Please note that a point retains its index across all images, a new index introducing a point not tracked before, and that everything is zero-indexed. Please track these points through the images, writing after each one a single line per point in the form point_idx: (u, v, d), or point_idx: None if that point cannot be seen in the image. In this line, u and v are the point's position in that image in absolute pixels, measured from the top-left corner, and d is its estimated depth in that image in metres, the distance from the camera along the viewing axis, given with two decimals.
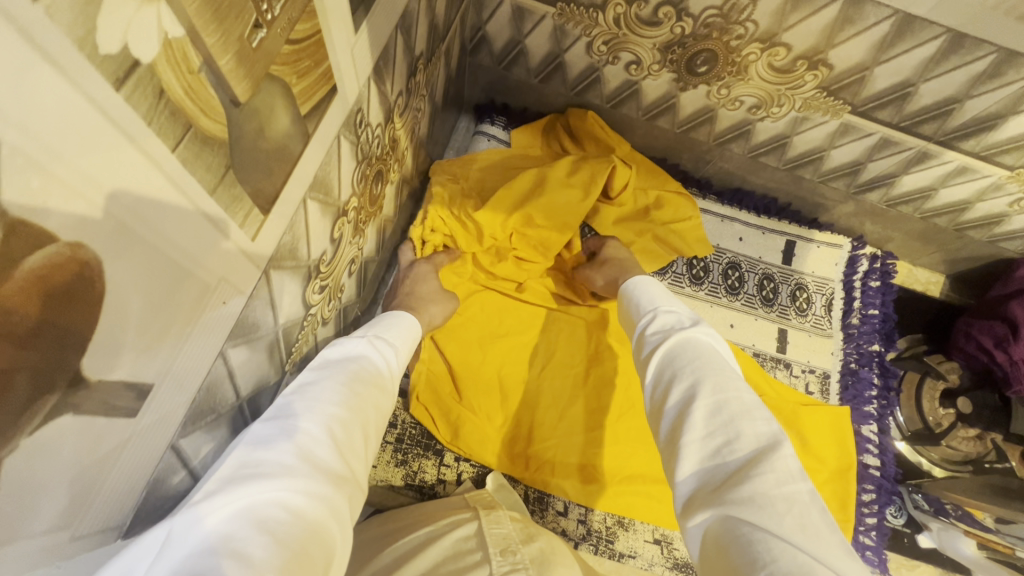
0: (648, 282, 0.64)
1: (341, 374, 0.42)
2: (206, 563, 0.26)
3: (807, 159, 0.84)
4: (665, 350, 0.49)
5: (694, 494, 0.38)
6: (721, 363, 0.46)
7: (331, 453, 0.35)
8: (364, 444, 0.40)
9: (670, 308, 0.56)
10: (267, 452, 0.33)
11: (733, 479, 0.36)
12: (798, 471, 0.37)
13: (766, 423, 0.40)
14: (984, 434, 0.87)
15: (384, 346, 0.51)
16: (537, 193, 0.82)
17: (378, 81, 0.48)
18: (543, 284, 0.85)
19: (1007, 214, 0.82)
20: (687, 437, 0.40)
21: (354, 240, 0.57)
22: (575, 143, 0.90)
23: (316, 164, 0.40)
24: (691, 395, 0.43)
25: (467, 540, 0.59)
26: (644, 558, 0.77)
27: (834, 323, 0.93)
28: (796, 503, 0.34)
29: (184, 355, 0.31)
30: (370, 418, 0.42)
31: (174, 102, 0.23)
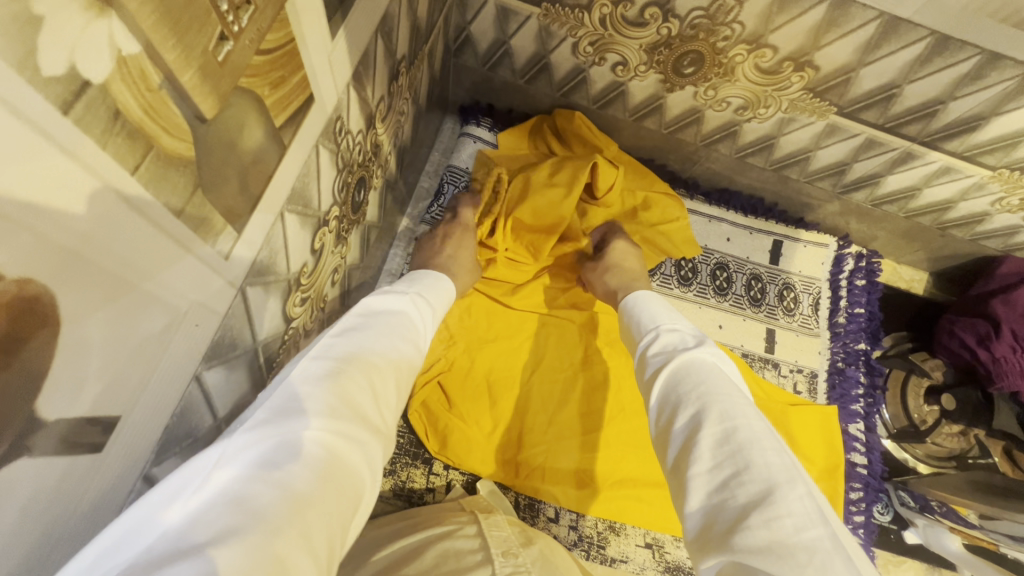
0: (649, 299, 0.64)
1: (379, 329, 0.42)
2: (253, 488, 0.26)
3: (794, 160, 0.84)
4: (671, 371, 0.50)
5: (703, 529, 0.37)
6: (730, 390, 0.46)
7: (370, 400, 0.35)
8: (396, 401, 0.40)
9: (672, 326, 0.57)
10: (312, 388, 0.33)
11: (744, 515, 0.36)
12: (818, 514, 0.36)
13: (777, 454, 0.40)
14: (967, 430, 0.88)
15: (426, 309, 0.52)
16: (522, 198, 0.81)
17: (358, 87, 0.46)
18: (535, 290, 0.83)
19: (989, 213, 0.83)
20: (694, 469, 0.41)
21: (337, 249, 0.56)
22: (563, 145, 0.89)
23: (294, 176, 0.39)
24: (698, 422, 0.43)
25: (470, 540, 0.59)
26: (636, 562, 0.76)
27: (821, 321, 0.93)
28: (818, 552, 0.33)
29: (155, 383, 0.29)
30: (404, 375, 0.42)
31: (133, 123, 0.21)
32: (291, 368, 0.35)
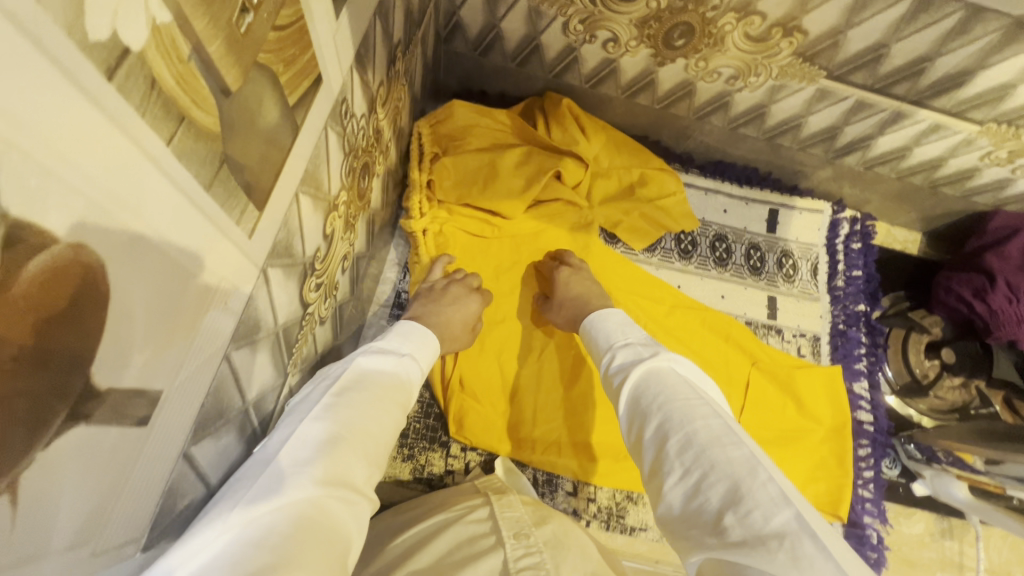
0: (607, 315, 0.66)
1: (373, 387, 0.47)
2: (247, 555, 0.30)
3: (785, 128, 0.86)
4: (633, 384, 0.51)
5: (684, 531, 0.40)
6: (687, 391, 0.48)
7: (357, 462, 0.40)
8: (384, 455, 0.44)
9: (625, 342, 0.59)
10: (306, 453, 0.38)
11: (717, 517, 0.38)
12: (780, 495, 0.38)
13: (735, 446, 0.42)
14: (968, 381, 0.91)
15: (415, 364, 0.56)
16: (487, 183, 0.84)
17: (360, 70, 0.47)
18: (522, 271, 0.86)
19: (979, 168, 0.85)
20: (666, 481, 0.42)
21: (346, 235, 0.56)
22: (543, 120, 0.88)
23: (307, 157, 0.39)
24: (662, 432, 0.45)
25: (480, 524, 0.59)
26: (656, 530, 0.78)
27: (820, 286, 0.95)
28: (787, 536, 0.35)
29: (191, 360, 0.30)
30: (394, 434, 0.47)
31: (167, 93, 0.22)
32: (291, 430, 0.40)
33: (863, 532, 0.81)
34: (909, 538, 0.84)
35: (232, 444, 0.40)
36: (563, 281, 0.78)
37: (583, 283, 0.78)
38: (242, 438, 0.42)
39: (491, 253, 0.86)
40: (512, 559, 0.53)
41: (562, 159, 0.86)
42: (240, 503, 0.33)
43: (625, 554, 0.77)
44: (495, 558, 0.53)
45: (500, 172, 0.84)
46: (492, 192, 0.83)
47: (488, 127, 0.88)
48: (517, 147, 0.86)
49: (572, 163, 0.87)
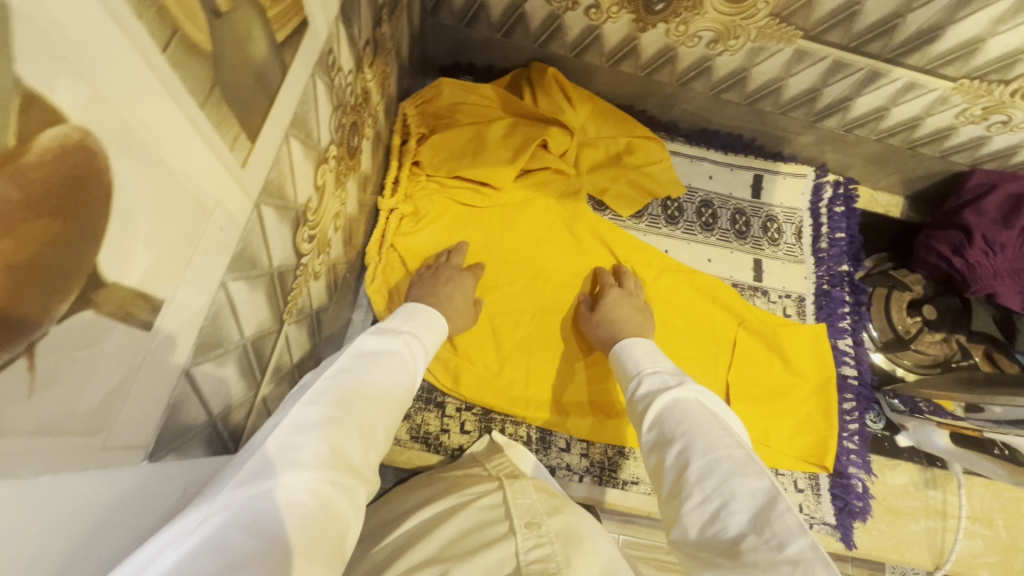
0: (636, 342, 0.69)
1: (370, 374, 0.49)
2: (246, 533, 0.32)
3: (766, 92, 0.88)
4: (656, 411, 0.54)
5: (698, 555, 0.42)
6: (710, 421, 0.50)
7: (355, 448, 0.42)
8: (381, 441, 0.47)
9: (653, 369, 0.62)
10: (305, 435, 0.39)
11: (734, 547, 0.40)
12: (798, 526, 0.39)
13: (756, 479, 0.43)
14: (949, 336, 0.93)
15: (417, 348, 0.60)
16: (475, 154, 0.85)
17: (346, 24, 0.49)
18: (512, 239, 0.88)
19: (955, 126, 0.87)
20: (685, 506, 0.44)
21: (337, 192, 0.58)
22: (530, 93, 0.90)
23: (295, 100, 0.41)
24: (684, 458, 0.47)
25: (493, 510, 0.58)
26: (646, 483, 0.80)
27: (805, 248, 0.97)
28: (801, 563, 0.36)
29: (189, 278, 0.32)
30: (389, 418, 0.49)
31: (160, 1, 0.24)
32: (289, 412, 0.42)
33: (848, 481, 0.84)
34: (893, 488, 0.87)
35: (232, 377, 0.42)
36: (610, 302, 0.79)
37: (629, 310, 0.79)
38: (241, 374, 0.44)
39: (480, 221, 0.87)
40: (523, 551, 0.51)
41: (547, 128, 0.87)
42: (238, 482, 0.35)
43: (617, 507, 0.79)
44: (506, 547, 0.52)
45: (487, 145, 0.85)
46: (479, 161, 0.84)
47: (475, 99, 0.89)
48: (503, 120, 0.88)
49: (558, 132, 0.88)
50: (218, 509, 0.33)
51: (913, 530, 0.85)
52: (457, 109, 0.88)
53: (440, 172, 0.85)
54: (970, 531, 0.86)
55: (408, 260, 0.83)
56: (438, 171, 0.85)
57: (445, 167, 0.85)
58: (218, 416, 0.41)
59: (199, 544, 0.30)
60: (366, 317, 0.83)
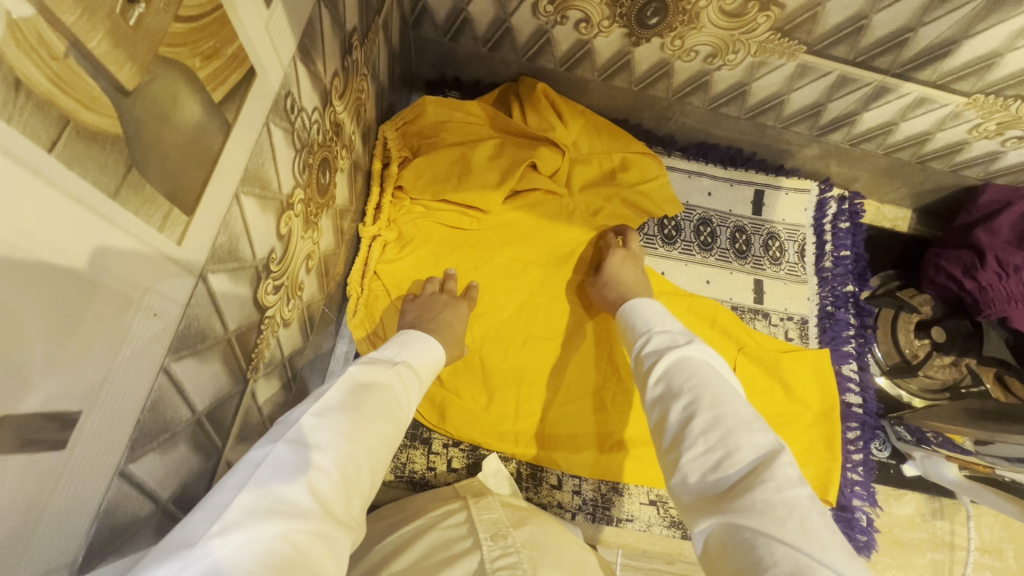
0: (644, 302, 0.64)
1: (367, 405, 0.44)
2: None
3: (768, 106, 0.83)
4: (665, 368, 0.50)
5: (697, 502, 0.39)
6: (719, 380, 0.47)
7: (340, 493, 0.38)
8: (371, 482, 0.42)
9: (663, 328, 0.57)
10: (288, 479, 0.35)
11: (735, 490, 0.38)
12: (797, 475, 0.37)
13: (763, 433, 0.41)
14: (959, 360, 0.89)
15: (411, 376, 0.54)
16: (459, 177, 0.80)
17: (306, 61, 0.45)
18: (501, 264, 0.84)
19: (968, 141, 0.82)
20: (686, 455, 0.42)
21: (307, 234, 0.55)
22: (518, 108, 0.86)
23: (246, 154, 0.37)
24: (689, 412, 0.44)
25: (456, 528, 0.55)
26: (642, 520, 0.77)
27: (808, 267, 0.93)
28: (796, 507, 0.35)
29: (116, 374, 0.28)
30: (383, 454, 0.44)
31: (39, 95, 0.20)
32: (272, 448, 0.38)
33: (852, 516, 0.80)
34: (899, 519, 0.84)
35: (184, 456, 0.39)
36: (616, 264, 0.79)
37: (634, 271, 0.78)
38: (196, 448, 0.40)
39: (468, 246, 0.84)
40: (489, 560, 0.49)
41: (536, 148, 0.82)
42: (206, 535, 0.31)
43: (611, 544, 0.77)
44: (469, 561, 0.49)
45: (473, 166, 0.80)
46: (464, 184, 0.80)
47: (460, 117, 0.84)
48: (490, 140, 0.83)
49: (548, 151, 0.83)
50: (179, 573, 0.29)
51: (920, 563, 0.82)
52: (441, 128, 0.83)
53: (423, 196, 0.81)
54: (980, 563, 0.83)
55: (391, 291, 0.79)
56: (421, 195, 0.81)
57: (429, 191, 0.81)
58: (169, 500, 0.38)
59: None
60: (349, 349, 0.80)
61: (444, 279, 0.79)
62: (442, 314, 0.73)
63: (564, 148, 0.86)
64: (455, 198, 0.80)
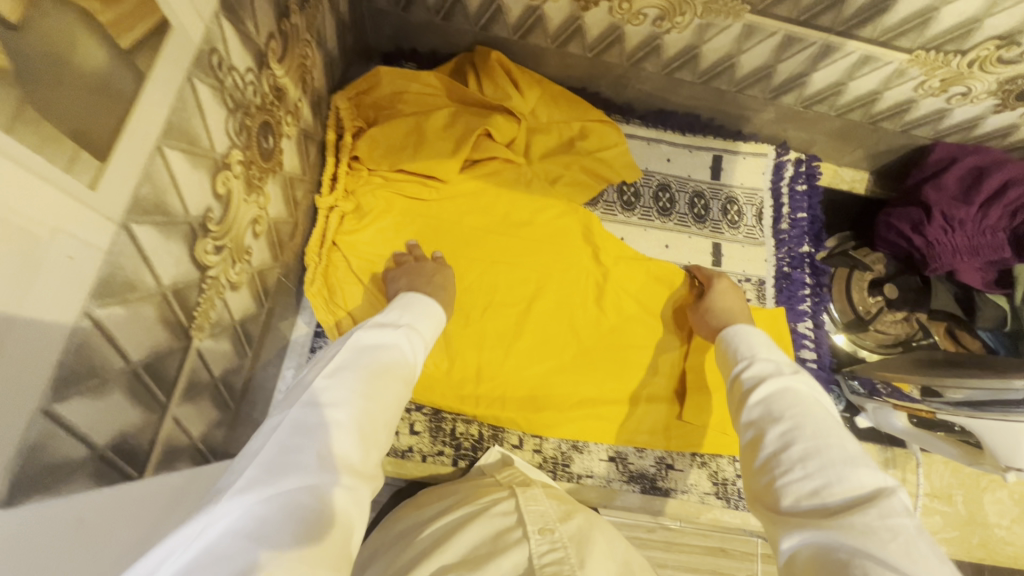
0: (748, 330, 0.70)
1: (372, 368, 0.49)
2: (245, 538, 0.31)
3: (719, 69, 0.84)
4: (773, 394, 0.56)
5: (787, 521, 0.44)
6: (826, 414, 0.52)
7: (360, 446, 0.42)
8: (386, 435, 0.46)
9: (768, 356, 0.63)
10: (309, 434, 0.39)
11: (835, 513, 0.42)
12: (905, 508, 0.41)
13: (869, 470, 0.44)
14: (911, 315, 0.92)
15: (416, 339, 0.58)
16: (413, 146, 0.81)
17: (233, 19, 0.45)
18: (461, 234, 0.86)
19: (914, 99, 0.84)
20: (784, 477, 0.46)
21: (250, 198, 0.55)
22: (475, 78, 0.86)
23: (165, 109, 0.38)
24: (787, 439, 0.49)
25: (506, 518, 0.57)
26: (601, 476, 0.80)
27: (765, 230, 0.95)
28: (899, 534, 0.38)
29: (28, 313, 0.29)
30: (395, 412, 0.49)
31: None
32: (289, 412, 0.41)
33: None
34: None
35: (120, 405, 0.40)
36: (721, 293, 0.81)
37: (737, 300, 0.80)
38: (134, 399, 0.42)
39: (427, 216, 0.85)
40: (536, 555, 0.50)
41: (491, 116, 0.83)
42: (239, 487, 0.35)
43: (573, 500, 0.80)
44: (518, 553, 0.50)
45: (428, 136, 0.81)
46: (418, 153, 0.80)
47: (415, 88, 0.84)
48: (443, 109, 0.83)
49: (503, 119, 0.84)
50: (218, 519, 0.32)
51: None
52: (396, 99, 0.84)
53: (380, 167, 0.81)
54: (929, 508, 0.88)
55: (351, 261, 0.80)
56: (376, 166, 0.81)
57: (385, 161, 0.81)
58: (106, 446, 0.39)
59: (199, 553, 0.30)
60: (312, 320, 0.81)
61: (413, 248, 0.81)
62: (435, 277, 0.76)
63: (521, 117, 0.87)
64: (412, 168, 0.81)
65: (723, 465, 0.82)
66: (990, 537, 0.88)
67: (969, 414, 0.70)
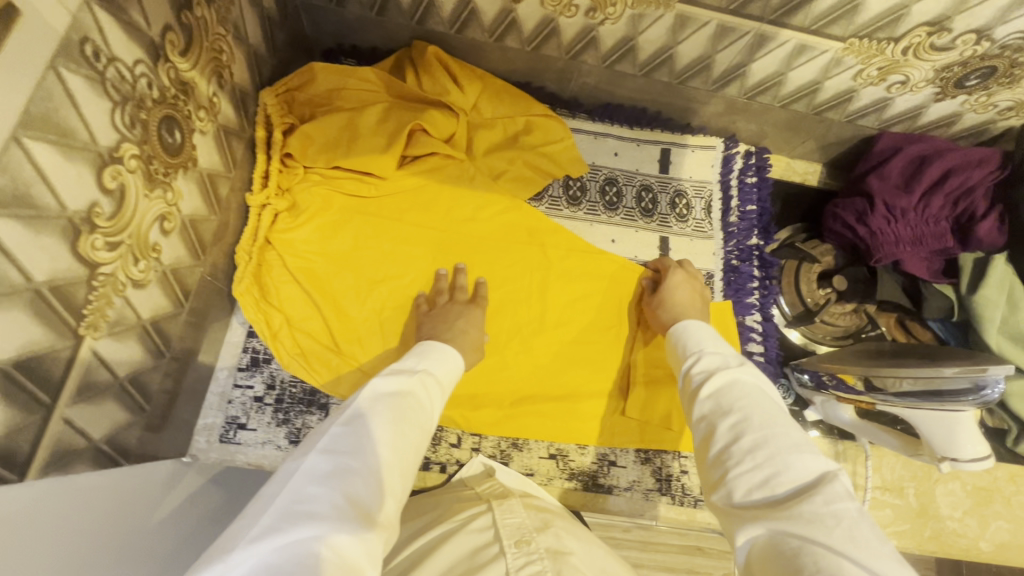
0: (697, 325, 0.70)
1: (387, 417, 0.54)
2: None
3: (658, 61, 0.83)
4: (719, 386, 0.56)
5: (739, 514, 0.44)
6: (770, 404, 0.52)
7: (372, 495, 0.46)
8: (401, 483, 0.50)
9: (714, 349, 0.63)
10: (324, 482, 0.45)
11: (784, 502, 0.43)
12: (847, 492, 0.42)
13: (813, 457, 0.45)
14: (860, 307, 0.91)
15: (432, 384, 0.62)
16: (347, 143, 0.80)
17: (111, 8, 0.44)
18: (400, 230, 0.84)
19: (855, 89, 0.83)
20: (735, 470, 0.47)
21: (154, 194, 0.54)
22: (414, 74, 0.86)
23: (21, 98, 0.37)
24: (737, 431, 0.50)
25: (483, 532, 0.55)
26: (541, 474, 0.79)
27: (714, 223, 0.94)
28: (844, 518, 0.39)
29: None
30: (409, 459, 0.53)
31: None
32: (310, 458, 0.48)
33: None
34: None
35: None
36: (675, 283, 0.80)
37: (692, 290, 0.80)
38: (3, 399, 0.40)
39: (364, 212, 0.83)
40: (513, 569, 0.48)
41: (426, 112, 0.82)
42: (262, 530, 0.41)
43: None
44: (495, 568, 0.49)
45: (361, 132, 0.80)
46: (352, 150, 0.79)
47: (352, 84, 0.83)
48: (377, 105, 0.82)
49: (441, 115, 0.84)
50: (243, 562, 0.39)
51: None
52: (332, 96, 0.83)
53: (313, 165, 0.80)
54: (880, 501, 0.87)
55: (285, 259, 0.79)
56: (309, 164, 0.80)
57: (318, 158, 0.80)
58: None
59: None
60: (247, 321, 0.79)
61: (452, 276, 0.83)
62: (456, 321, 0.76)
63: (460, 112, 0.86)
64: (347, 165, 0.80)
65: (668, 461, 0.81)
66: (942, 530, 0.87)
67: (910, 403, 0.68)
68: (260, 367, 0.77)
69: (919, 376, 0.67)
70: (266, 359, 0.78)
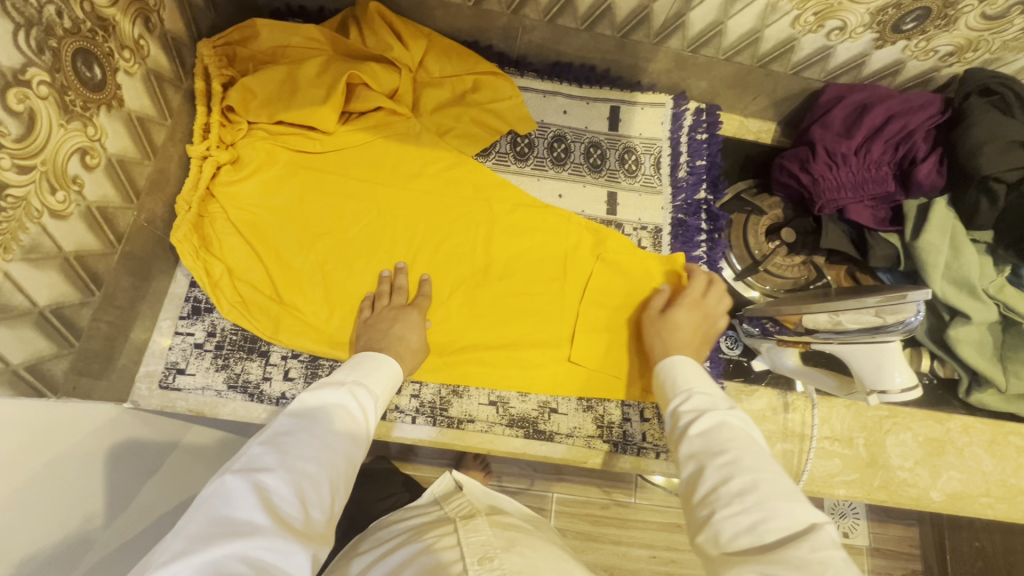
0: (684, 361, 0.70)
1: (313, 432, 0.53)
2: None
3: (597, 13, 0.84)
4: (706, 428, 0.58)
5: (726, 557, 0.47)
6: (757, 448, 0.55)
7: (296, 512, 0.47)
8: (331, 496, 0.51)
9: (703, 389, 0.64)
10: (241, 503, 0.45)
11: (771, 549, 0.45)
12: (831, 541, 0.45)
13: (801, 506, 0.48)
14: (808, 259, 0.91)
15: (364, 395, 0.62)
16: (288, 95, 0.81)
17: None
18: (345, 186, 0.84)
19: (795, 37, 0.83)
20: (724, 513, 0.49)
21: (70, 127, 0.56)
22: (358, 31, 0.87)
23: None
24: (727, 474, 0.52)
25: (446, 553, 0.55)
26: (481, 421, 0.80)
27: (664, 179, 0.94)
28: (829, 565, 0.42)
29: None
30: (342, 471, 0.53)
31: None
32: (226, 478, 0.48)
33: None
34: (749, 413, 0.86)
35: None
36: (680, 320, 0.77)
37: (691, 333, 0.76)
38: None
39: (308, 164, 0.84)
40: None
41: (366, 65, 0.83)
42: (174, 554, 0.41)
43: (456, 445, 0.79)
44: None
45: (300, 84, 0.81)
46: (292, 102, 0.81)
47: (296, 39, 0.84)
48: (318, 59, 0.83)
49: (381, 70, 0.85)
50: None
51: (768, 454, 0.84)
52: (276, 51, 0.84)
53: (256, 118, 0.81)
54: (828, 451, 0.86)
55: (228, 211, 0.80)
56: (251, 117, 0.81)
57: (261, 111, 0.81)
58: None
59: None
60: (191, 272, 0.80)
61: (395, 275, 0.82)
62: (392, 328, 0.75)
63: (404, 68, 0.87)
64: (290, 120, 0.81)
65: (610, 408, 0.82)
66: (891, 479, 0.85)
67: (846, 337, 0.68)
68: (201, 316, 0.78)
69: (854, 306, 0.66)
70: (208, 308, 0.78)
